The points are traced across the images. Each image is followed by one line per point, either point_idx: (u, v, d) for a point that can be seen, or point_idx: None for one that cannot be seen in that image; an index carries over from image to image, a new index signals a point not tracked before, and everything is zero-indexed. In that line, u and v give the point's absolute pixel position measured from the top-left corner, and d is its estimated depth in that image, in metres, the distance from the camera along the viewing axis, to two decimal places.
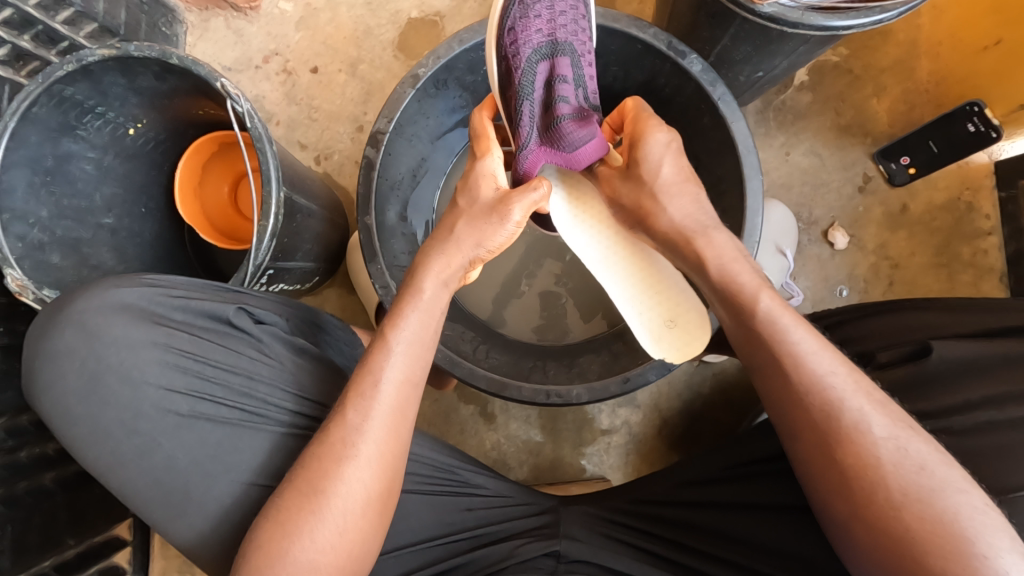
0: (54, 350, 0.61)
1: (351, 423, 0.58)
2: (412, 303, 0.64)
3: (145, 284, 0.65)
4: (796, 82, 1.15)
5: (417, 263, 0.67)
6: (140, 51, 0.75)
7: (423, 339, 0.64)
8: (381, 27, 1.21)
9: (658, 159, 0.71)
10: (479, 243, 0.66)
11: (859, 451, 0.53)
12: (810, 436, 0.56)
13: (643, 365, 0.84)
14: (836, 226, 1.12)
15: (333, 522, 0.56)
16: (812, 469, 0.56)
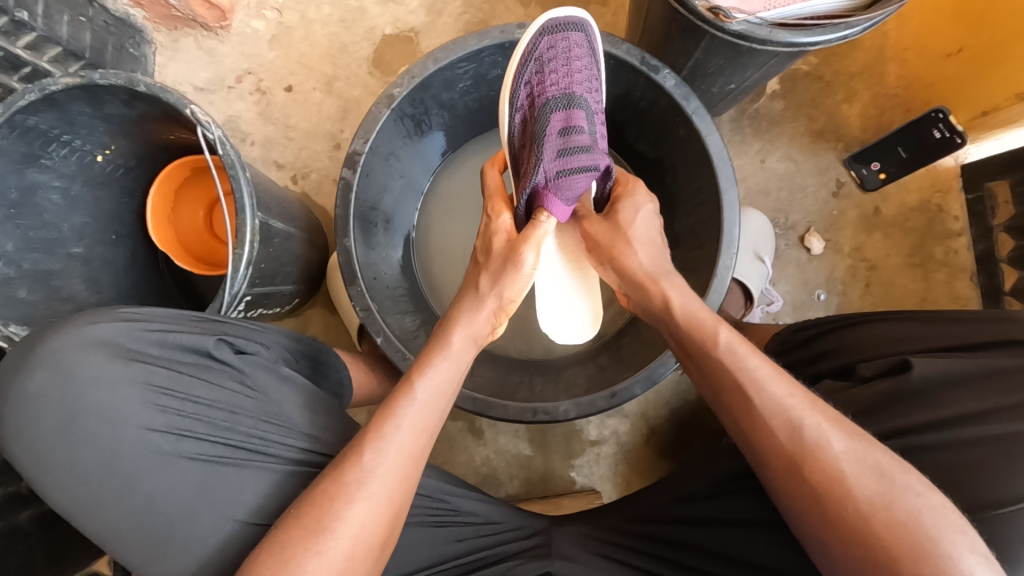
0: (26, 392, 0.58)
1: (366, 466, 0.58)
2: (442, 353, 0.67)
3: (121, 318, 0.63)
4: (769, 91, 1.16)
5: (447, 318, 0.71)
6: (107, 79, 0.73)
7: (447, 392, 0.66)
8: (355, 44, 1.21)
9: (637, 212, 0.79)
10: (500, 294, 0.72)
11: (812, 467, 0.54)
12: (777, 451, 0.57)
13: (629, 378, 0.84)
14: (813, 230, 1.14)
15: (330, 561, 0.54)
16: (805, 512, 0.55)
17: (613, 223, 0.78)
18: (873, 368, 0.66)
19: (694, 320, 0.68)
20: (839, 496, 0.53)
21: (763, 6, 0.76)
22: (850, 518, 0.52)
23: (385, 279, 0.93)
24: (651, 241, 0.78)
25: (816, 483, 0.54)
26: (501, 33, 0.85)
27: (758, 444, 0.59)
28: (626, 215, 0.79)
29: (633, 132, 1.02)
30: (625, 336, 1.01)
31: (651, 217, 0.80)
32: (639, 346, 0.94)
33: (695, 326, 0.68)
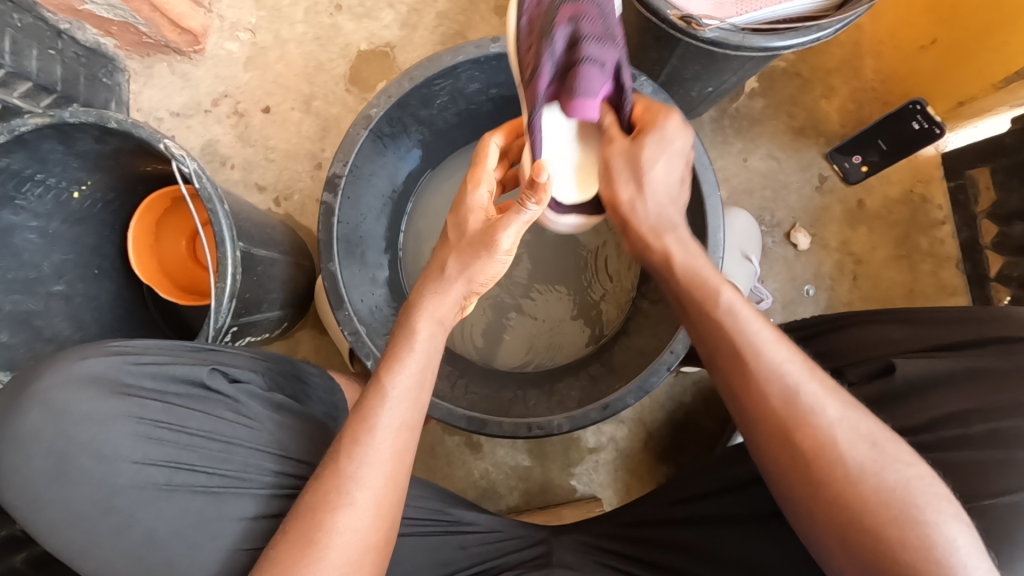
0: (19, 431, 0.57)
1: (345, 473, 0.57)
2: (408, 346, 0.63)
3: (113, 352, 0.62)
4: (748, 89, 1.17)
5: (411, 302, 0.67)
6: (77, 117, 0.72)
7: (420, 384, 0.63)
8: (332, 62, 1.20)
9: (655, 164, 0.68)
10: (469, 280, 0.67)
11: (804, 431, 0.54)
12: (763, 415, 0.56)
13: (622, 389, 0.84)
14: (799, 227, 1.15)
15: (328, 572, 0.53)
16: (789, 482, 0.55)
17: (633, 154, 0.68)
18: (859, 375, 0.67)
19: (696, 282, 0.64)
20: (829, 465, 0.52)
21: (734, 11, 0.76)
22: (835, 484, 0.52)
23: (371, 300, 0.93)
24: (665, 190, 0.69)
25: (804, 450, 0.53)
26: (479, 48, 0.84)
27: (748, 413, 0.57)
28: (650, 151, 0.68)
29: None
30: (615, 344, 1.01)
31: (672, 162, 0.68)
32: (631, 354, 0.94)
33: (696, 289, 0.64)
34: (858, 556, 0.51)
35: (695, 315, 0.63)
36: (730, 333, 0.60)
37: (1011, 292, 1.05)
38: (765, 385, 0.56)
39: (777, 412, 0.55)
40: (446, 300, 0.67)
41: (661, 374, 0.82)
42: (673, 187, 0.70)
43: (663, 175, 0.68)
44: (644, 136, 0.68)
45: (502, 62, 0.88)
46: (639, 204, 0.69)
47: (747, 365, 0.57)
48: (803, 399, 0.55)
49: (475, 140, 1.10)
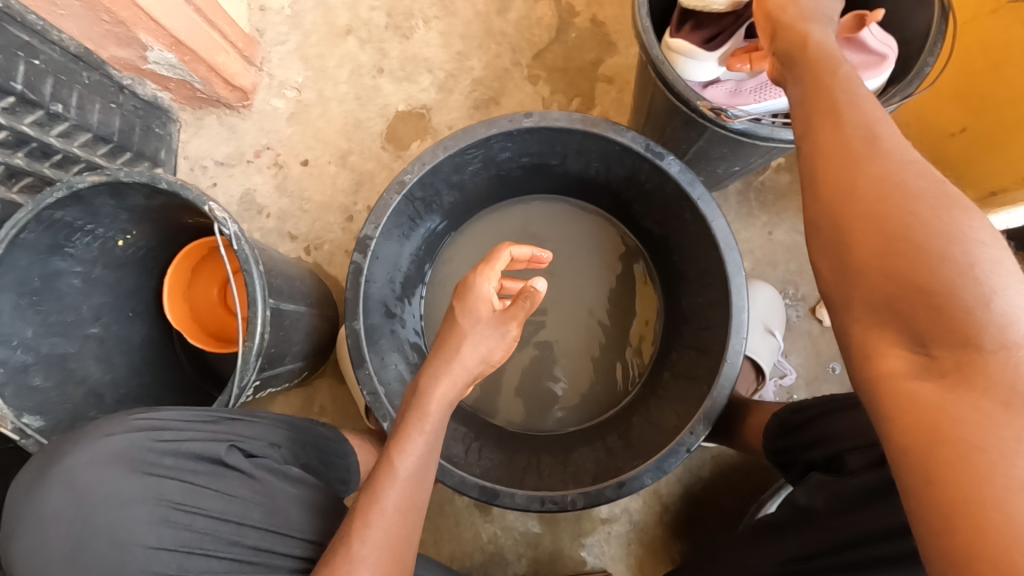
0: (39, 514, 0.56)
1: (355, 556, 0.56)
2: (418, 425, 0.64)
3: (137, 428, 0.62)
4: (774, 164, 1.18)
5: (420, 384, 0.67)
6: (131, 177, 0.76)
7: (427, 462, 0.63)
8: (370, 120, 1.26)
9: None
10: (478, 361, 0.68)
11: (935, 243, 0.38)
12: (868, 210, 0.42)
13: (639, 467, 0.82)
14: (824, 302, 1.13)
15: None
16: (881, 303, 0.40)
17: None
18: (861, 463, 0.62)
19: (823, 51, 0.51)
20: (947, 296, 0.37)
21: (753, 100, 0.78)
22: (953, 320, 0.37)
23: (391, 358, 0.94)
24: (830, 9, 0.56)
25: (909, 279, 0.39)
26: (512, 123, 0.87)
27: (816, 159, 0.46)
28: None
29: (640, 210, 1.03)
30: (634, 416, 1.00)
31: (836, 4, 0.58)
32: (649, 429, 0.93)
33: (797, 38, 0.53)
34: (912, 341, 0.39)
35: (809, 75, 0.50)
36: (834, 87, 0.48)
37: None
38: (863, 181, 0.43)
39: (868, 196, 0.42)
40: (453, 379, 0.66)
41: (679, 456, 0.81)
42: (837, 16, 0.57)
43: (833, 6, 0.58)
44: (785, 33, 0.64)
45: (533, 136, 0.91)
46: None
47: (842, 117, 0.46)
48: (902, 176, 0.42)
49: (501, 203, 1.13)
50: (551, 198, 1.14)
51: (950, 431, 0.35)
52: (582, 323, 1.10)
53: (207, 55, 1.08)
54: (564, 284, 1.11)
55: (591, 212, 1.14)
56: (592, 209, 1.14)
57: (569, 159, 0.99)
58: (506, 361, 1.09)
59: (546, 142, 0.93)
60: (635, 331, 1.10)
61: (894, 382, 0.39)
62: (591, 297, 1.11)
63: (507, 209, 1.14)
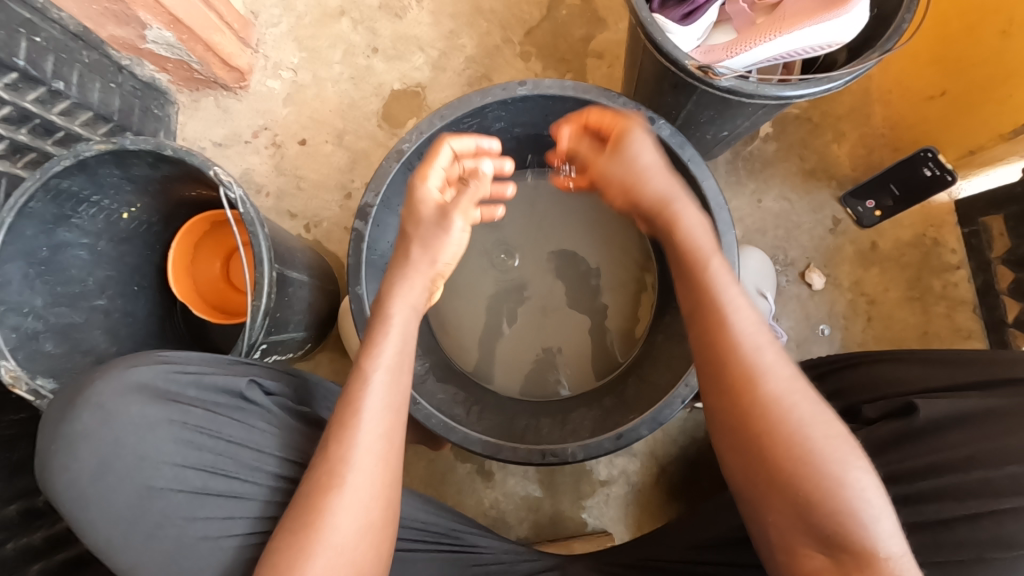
0: (75, 434, 0.60)
1: (334, 456, 0.61)
2: (384, 329, 0.69)
3: (161, 362, 0.65)
4: (761, 134, 1.21)
5: (385, 289, 0.73)
6: (136, 144, 0.78)
7: (401, 365, 0.68)
8: (365, 99, 1.27)
9: (643, 145, 0.82)
10: (433, 261, 0.73)
11: (757, 408, 0.62)
12: (729, 378, 0.64)
13: (635, 419, 0.85)
14: (812, 267, 1.17)
15: (327, 552, 0.58)
16: (728, 430, 0.64)
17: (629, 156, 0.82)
18: (877, 411, 0.68)
19: (695, 255, 0.74)
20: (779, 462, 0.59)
21: (726, 56, 0.79)
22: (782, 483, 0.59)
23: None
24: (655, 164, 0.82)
25: (745, 424, 0.62)
26: (506, 91, 0.90)
27: (700, 316, 0.70)
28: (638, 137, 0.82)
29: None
30: (630, 377, 1.03)
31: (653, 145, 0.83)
32: (644, 386, 0.96)
33: (690, 256, 0.75)
34: (755, 469, 0.61)
35: (689, 279, 0.73)
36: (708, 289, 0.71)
37: None
38: (757, 417, 0.62)
39: (762, 426, 0.61)
40: (414, 283, 0.72)
41: (673, 406, 0.84)
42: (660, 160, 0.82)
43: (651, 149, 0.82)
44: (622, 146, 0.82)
45: (527, 105, 0.94)
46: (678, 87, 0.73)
47: (724, 345, 0.66)
48: (810, 440, 0.59)
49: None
50: (545, 170, 1.17)
51: (778, 503, 0.59)
52: (577, 289, 1.13)
53: (204, 34, 1.10)
54: (559, 254, 1.14)
55: (586, 182, 1.16)
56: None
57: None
58: (503, 330, 1.12)
59: (539, 110, 0.95)
60: (631, 295, 1.12)
61: (748, 503, 0.62)
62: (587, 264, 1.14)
63: (502, 183, 1.17)
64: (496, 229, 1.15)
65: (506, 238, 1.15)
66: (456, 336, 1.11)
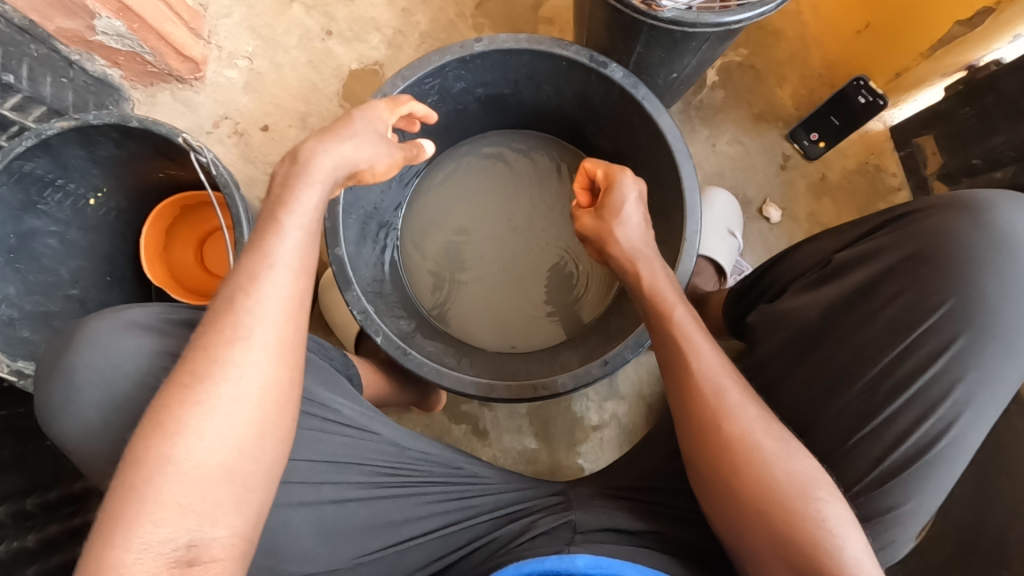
0: (70, 364, 0.61)
1: (227, 336, 0.56)
2: (291, 203, 0.63)
3: (157, 307, 0.67)
4: (709, 82, 1.28)
5: (299, 151, 0.66)
6: (101, 119, 0.78)
7: (309, 244, 0.63)
8: (325, 82, 1.29)
9: (627, 198, 0.81)
10: (352, 156, 0.68)
11: (729, 450, 0.63)
12: (696, 425, 0.66)
13: (619, 346, 0.89)
14: (769, 202, 1.24)
15: (201, 435, 0.53)
16: (707, 482, 0.65)
17: (609, 210, 0.81)
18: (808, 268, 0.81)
19: (659, 304, 0.74)
20: (754, 503, 0.61)
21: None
22: (763, 526, 0.60)
23: (374, 285, 0.98)
24: (636, 223, 0.81)
25: (722, 473, 0.64)
26: (464, 49, 0.93)
27: (710, 473, 0.65)
28: (619, 193, 0.81)
29: (593, 127, 1.10)
30: (611, 316, 1.06)
31: (636, 201, 0.81)
32: (624, 319, 1.00)
33: (656, 302, 0.74)
34: (735, 512, 0.63)
35: (656, 331, 0.73)
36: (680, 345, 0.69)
37: None
38: (729, 466, 0.63)
39: (736, 480, 0.62)
40: (324, 173, 0.65)
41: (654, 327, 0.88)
42: (641, 220, 0.81)
43: (632, 207, 0.81)
44: (608, 201, 0.82)
45: (486, 62, 0.97)
46: (627, 225, 0.80)
47: (698, 396, 0.66)
48: (776, 480, 0.61)
49: (463, 140, 1.19)
50: (511, 133, 1.21)
51: (758, 542, 0.61)
52: (553, 241, 1.16)
53: (155, 23, 1.10)
54: (532, 211, 1.18)
55: (551, 140, 1.20)
56: (551, 137, 1.20)
57: (521, 84, 1.05)
58: (485, 288, 1.14)
59: (498, 66, 0.99)
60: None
61: (727, 542, 0.65)
62: (559, 216, 1.17)
63: (470, 148, 1.20)
64: (468, 193, 1.18)
65: (478, 200, 1.18)
66: (441, 302, 1.14)
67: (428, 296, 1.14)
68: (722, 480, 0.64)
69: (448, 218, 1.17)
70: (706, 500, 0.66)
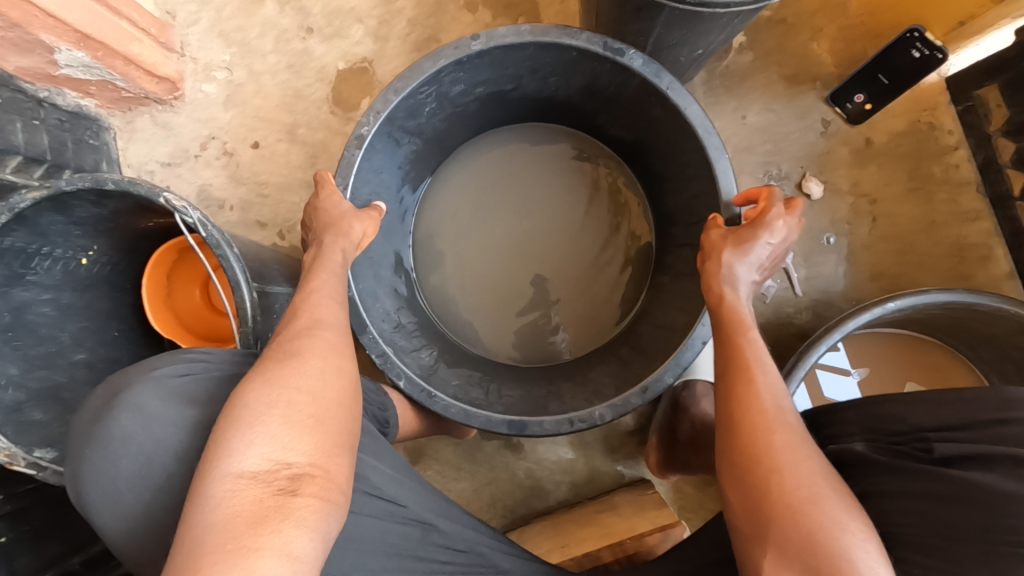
0: (111, 431, 0.58)
1: (292, 345, 0.61)
2: (321, 259, 0.73)
3: (201, 364, 0.65)
4: (734, 45, 1.14)
5: (323, 222, 0.78)
6: (73, 184, 0.71)
7: (335, 280, 0.71)
8: (310, 87, 1.18)
9: (766, 241, 0.74)
10: (343, 240, 0.76)
11: (769, 440, 0.60)
12: (736, 410, 0.64)
13: (659, 368, 0.83)
14: (808, 176, 1.12)
15: (266, 417, 0.54)
16: (733, 472, 0.62)
17: (738, 240, 0.75)
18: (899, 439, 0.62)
19: (733, 315, 0.72)
20: (777, 492, 0.57)
21: None
22: (779, 517, 0.56)
23: (389, 319, 0.92)
24: (752, 269, 0.75)
25: (749, 457, 0.60)
26: (459, 51, 0.82)
27: (738, 461, 0.61)
28: (760, 232, 0.74)
29: (607, 117, 0.99)
30: (642, 324, 0.99)
31: (772, 248, 0.75)
32: (659, 331, 0.93)
33: (726, 307, 0.74)
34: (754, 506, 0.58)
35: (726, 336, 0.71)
36: (734, 345, 0.70)
37: None
38: (762, 449, 0.60)
39: (764, 462, 0.59)
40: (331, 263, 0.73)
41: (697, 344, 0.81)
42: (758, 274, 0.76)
43: (762, 251, 0.75)
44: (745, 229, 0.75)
45: (482, 65, 0.87)
46: (740, 256, 0.75)
47: (746, 384, 0.65)
48: (809, 485, 0.57)
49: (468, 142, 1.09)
50: (515, 128, 1.10)
51: (770, 537, 0.56)
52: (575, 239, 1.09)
53: (119, 47, 1.01)
54: (550, 213, 1.08)
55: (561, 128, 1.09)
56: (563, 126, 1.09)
57: (525, 79, 0.94)
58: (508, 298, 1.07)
59: (498, 65, 0.88)
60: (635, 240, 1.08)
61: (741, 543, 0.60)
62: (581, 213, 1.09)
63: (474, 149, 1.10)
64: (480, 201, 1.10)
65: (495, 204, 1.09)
66: (459, 319, 1.07)
67: (443, 311, 1.07)
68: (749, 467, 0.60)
69: (459, 227, 1.08)
70: (729, 495, 0.62)
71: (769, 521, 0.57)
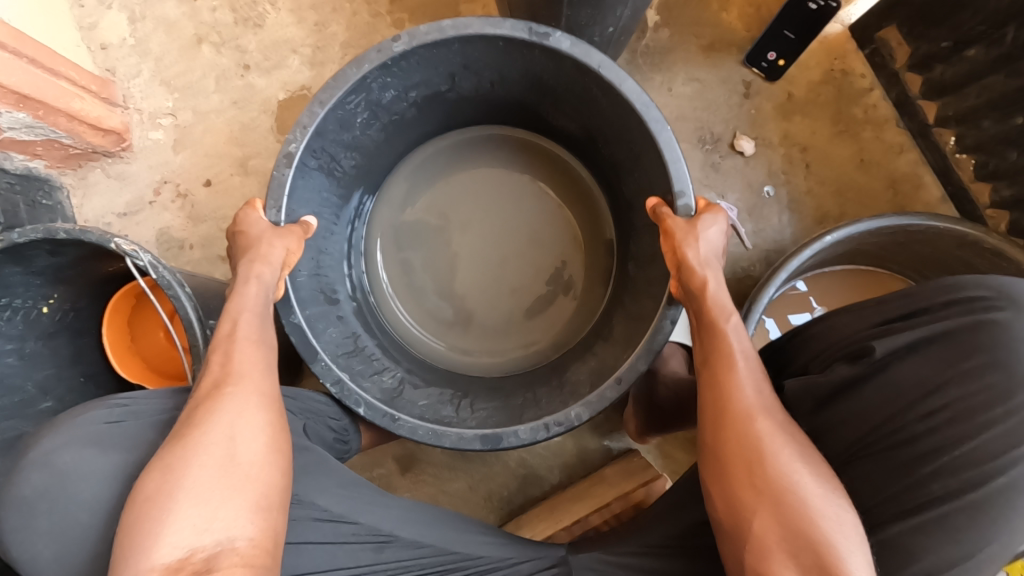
0: (20, 493, 0.58)
1: (205, 410, 0.62)
2: (240, 292, 0.74)
3: (114, 406, 0.65)
4: (651, 24, 1.20)
5: (246, 250, 0.78)
6: (25, 236, 0.73)
7: (262, 326, 0.73)
8: (255, 120, 1.22)
9: (715, 231, 0.79)
10: (268, 262, 0.78)
11: (756, 448, 0.63)
12: (724, 416, 0.67)
13: (631, 357, 0.84)
14: (739, 134, 1.18)
15: (190, 493, 0.57)
16: (725, 479, 0.65)
17: (691, 231, 0.78)
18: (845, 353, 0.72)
19: (716, 306, 0.73)
20: (763, 493, 0.61)
21: None
22: (768, 519, 0.60)
23: (348, 349, 0.94)
24: (714, 255, 0.78)
25: (740, 464, 0.64)
26: (397, 50, 0.86)
27: (728, 468, 0.65)
28: (706, 223, 0.78)
29: (545, 104, 1.03)
30: (614, 312, 1.03)
31: (721, 237, 0.79)
32: (630, 317, 0.96)
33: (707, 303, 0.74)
34: (747, 511, 0.62)
35: (707, 332, 0.73)
36: (720, 345, 0.71)
37: (953, 131, 1.09)
38: (749, 457, 0.63)
39: (754, 467, 0.63)
40: (261, 285, 0.76)
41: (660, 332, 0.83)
42: (719, 258, 0.79)
43: (715, 242, 0.78)
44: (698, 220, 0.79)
45: (418, 58, 0.90)
46: (703, 246, 0.77)
47: (728, 389, 0.68)
48: (795, 485, 0.61)
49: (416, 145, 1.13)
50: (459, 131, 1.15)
51: (760, 539, 0.60)
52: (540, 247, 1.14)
53: (61, 104, 1.05)
54: (507, 223, 1.13)
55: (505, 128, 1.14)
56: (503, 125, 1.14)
57: (462, 79, 0.99)
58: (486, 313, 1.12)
59: (433, 61, 0.92)
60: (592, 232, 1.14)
61: (730, 543, 0.64)
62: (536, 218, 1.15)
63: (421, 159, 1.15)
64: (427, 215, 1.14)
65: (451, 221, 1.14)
66: (434, 339, 1.12)
67: (417, 337, 1.11)
68: (740, 474, 0.64)
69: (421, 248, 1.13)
70: (715, 496, 0.66)
71: (741, 499, 0.63)
